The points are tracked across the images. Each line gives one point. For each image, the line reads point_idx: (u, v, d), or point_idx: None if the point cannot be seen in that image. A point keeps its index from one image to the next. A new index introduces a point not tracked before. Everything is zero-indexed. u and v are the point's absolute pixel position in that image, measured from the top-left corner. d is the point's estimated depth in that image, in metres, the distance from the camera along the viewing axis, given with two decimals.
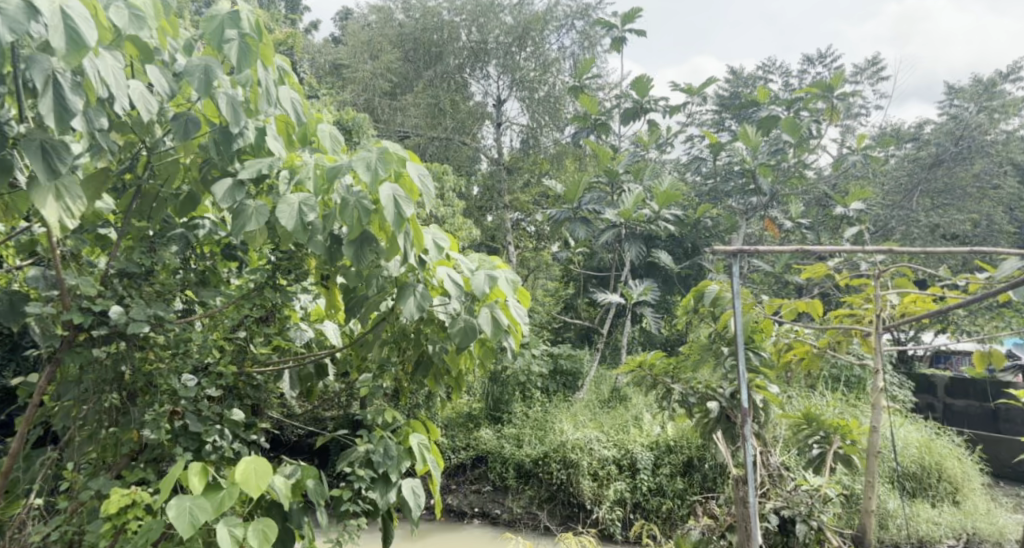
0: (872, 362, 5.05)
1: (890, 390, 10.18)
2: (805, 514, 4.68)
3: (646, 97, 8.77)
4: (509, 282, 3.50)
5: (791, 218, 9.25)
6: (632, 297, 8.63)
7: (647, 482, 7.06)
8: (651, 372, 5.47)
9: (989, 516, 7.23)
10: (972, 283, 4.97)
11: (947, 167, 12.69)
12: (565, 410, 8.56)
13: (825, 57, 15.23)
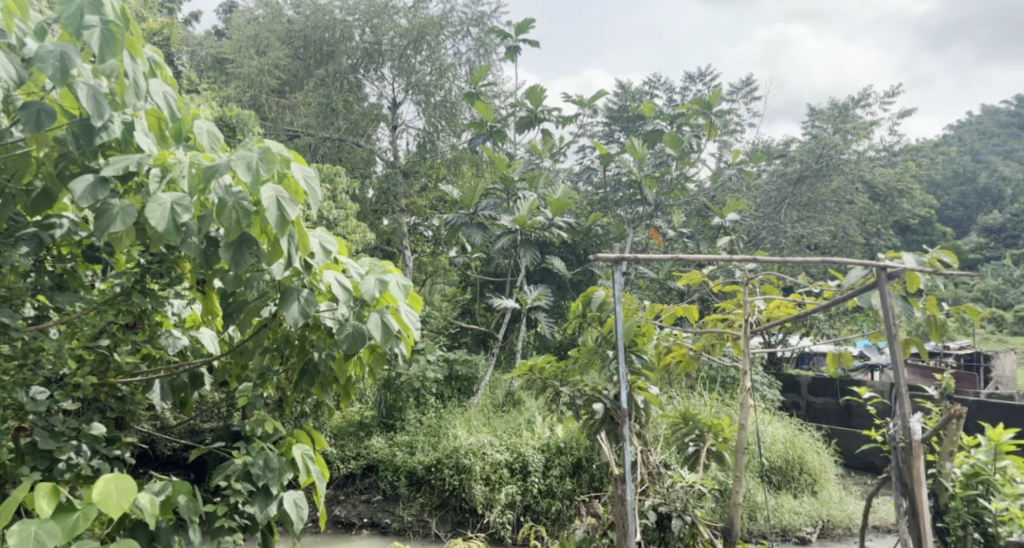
0: (741, 363, 5.58)
1: (759, 390, 10.93)
2: (680, 509, 5.15)
3: (540, 107, 9.01)
4: (400, 287, 3.66)
5: (674, 228, 9.73)
6: (527, 302, 8.59)
7: (537, 485, 7.36)
8: (540, 376, 5.76)
9: (840, 504, 8.09)
10: (827, 290, 5.48)
11: (810, 182, 13.71)
12: (458, 414, 8.77)
13: (704, 76, 16.22)
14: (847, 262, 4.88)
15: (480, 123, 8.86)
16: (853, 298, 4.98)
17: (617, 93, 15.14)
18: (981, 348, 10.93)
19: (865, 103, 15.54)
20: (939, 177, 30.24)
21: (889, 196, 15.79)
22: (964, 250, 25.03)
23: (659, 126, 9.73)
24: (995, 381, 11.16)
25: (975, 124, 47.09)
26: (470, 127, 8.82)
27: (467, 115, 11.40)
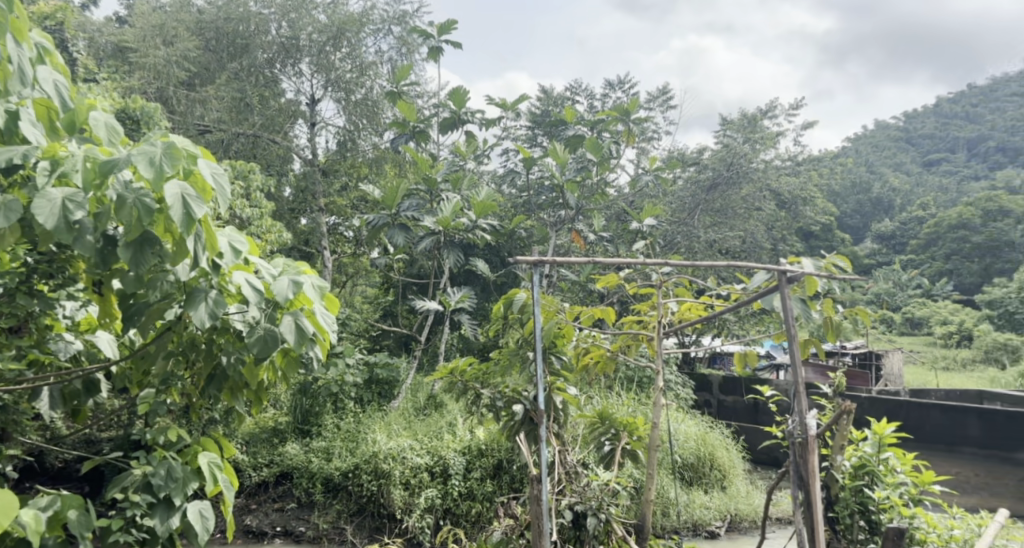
0: (654, 364, 5.81)
1: (672, 389, 11.20)
2: (596, 508, 5.34)
3: (463, 108, 8.93)
4: (315, 289, 3.65)
5: (595, 231, 9.85)
6: (449, 306, 8.11)
7: (457, 488, 7.25)
8: (462, 378, 5.69)
9: (747, 498, 8.46)
10: (733, 292, 5.77)
11: (721, 190, 14.31)
12: (378, 419, 8.48)
13: (624, 84, 16.65)
14: (751, 267, 5.18)
15: (402, 123, 8.81)
16: (757, 301, 5.26)
17: (538, 97, 15.33)
18: (871, 347, 11.69)
19: (772, 114, 16.26)
20: (842, 186, 31.80)
21: (793, 204, 16.87)
22: (863, 256, 26.43)
23: (579, 132, 9.67)
24: (889, 378, 11.86)
25: (875, 137, 49.74)
26: (392, 126, 8.76)
27: (389, 114, 11.19)
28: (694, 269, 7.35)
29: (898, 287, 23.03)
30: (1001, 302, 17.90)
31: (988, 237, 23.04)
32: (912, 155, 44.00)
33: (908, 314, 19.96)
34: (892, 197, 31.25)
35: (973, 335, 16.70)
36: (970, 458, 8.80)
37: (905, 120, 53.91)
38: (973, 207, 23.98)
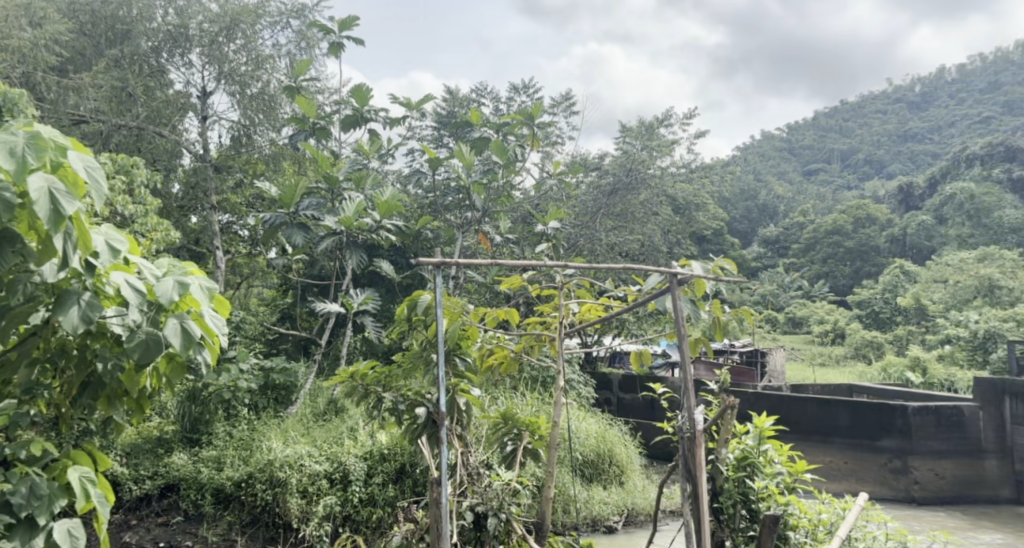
0: (555, 364, 5.90)
1: (573, 388, 11.31)
2: (496, 508, 5.44)
3: (366, 106, 8.68)
4: (203, 291, 3.57)
5: (502, 233, 9.83)
6: (352, 307, 7.66)
7: (358, 493, 6.66)
8: (363, 381, 5.50)
9: (644, 491, 8.73)
10: (630, 294, 5.94)
11: (621, 195, 14.73)
12: (274, 427, 7.56)
13: (528, 89, 16.90)
14: (648, 269, 5.33)
15: (301, 119, 8.58)
16: (650, 302, 5.46)
17: (444, 98, 15.33)
18: (758, 346, 12.30)
19: (667, 123, 17.03)
20: (732, 194, 33.31)
21: (687, 208, 18.04)
22: (750, 259, 27.72)
23: (485, 134, 9.80)
24: (772, 375, 12.51)
25: (761, 147, 52.40)
26: (289, 122, 8.51)
27: (288, 108, 10.20)
28: (594, 270, 7.53)
29: (781, 288, 24.36)
30: (868, 302, 19.38)
31: (859, 242, 24.82)
32: (792, 165, 46.66)
33: (790, 313, 21.17)
34: (776, 204, 33.08)
35: (846, 333, 17.93)
36: (839, 447, 9.52)
37: (788, 132, 56.96)
38: (848, 214, 25.68)
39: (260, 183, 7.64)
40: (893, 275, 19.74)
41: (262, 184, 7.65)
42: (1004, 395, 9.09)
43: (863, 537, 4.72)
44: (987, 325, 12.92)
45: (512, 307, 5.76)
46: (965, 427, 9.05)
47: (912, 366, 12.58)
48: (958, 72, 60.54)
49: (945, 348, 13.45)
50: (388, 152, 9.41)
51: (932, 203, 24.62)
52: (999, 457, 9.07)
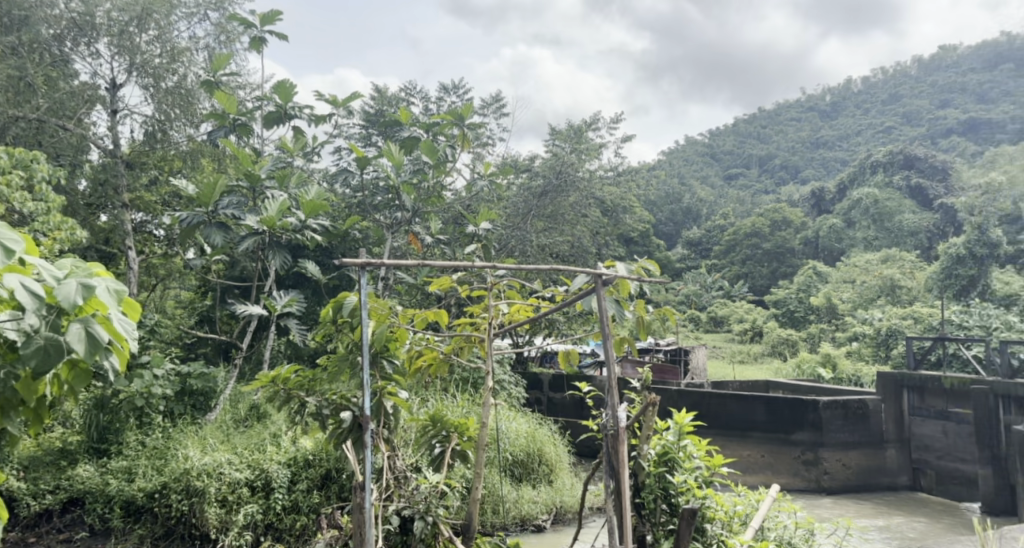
0: (485, 365, 5.88)
1: (505, 389, 11.29)
2: (423, 511, 5.50)
3: (290, 103, 8.55)
4: (110, 293, 3.42)
5: (432, 235, 9.70)
6: (275, 309, 7.46)
7: (281, 501, 6.26)
8: (285, 386, 5.43)
9: (572, 490, 8.85)
10: (558, 294, 5.99)
11: (551, 197, 14.82)
12: (191, 434, 7.05)
13: (458, 89, 16.93)
14: (574, 269, 5.39)
15: (220, 114, 8.30)
16: (577, 302, 5.56)
17: (372, 97, 15.15)
18: (682, 344, 12.59)
19: (595, 127, 17.34)
20: (658, 197, 34.01)
21: (616, 210, 18.48)
22: (674, 261, 28.34)
23: (415, 134, 9.76)
24: (694, 371, 12.91)
25: (684, 151, 53.61)
26: (208, 117, 8.22)
27: (207, 104, 9.62)
28: (523, 271, 7.59)
29: (703, 288, 25.00)
30: (784, 301, 20.11)
31: (775, 244, 25.79)
32: (714, 169, 47.90)
33: (712, 313, 21.75)
34: (699, 207, 34.01)
35: (763, 332, 18.61)
36: (757, 441, 9.88)
37: (710, 137, 58.52)
38: (766, 217, 26.69)
39: (177, 181, 7.38)
40: (807, 275, 20.61)
41: (179, 182, 7.39)
42: (903, 388, 9.70)
43: (774, 526, 4.95)
44: (889, 323, 13.65)
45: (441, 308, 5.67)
46: (868, 419, 9.60)
47: (823, 362, 13.19)
48: (866, 83, 63.62)
49: (852, 345, 14.13)
50: (314, 150, 9.23)
51: (842, 207, 25.83)
52: (898, 447, 9.69)
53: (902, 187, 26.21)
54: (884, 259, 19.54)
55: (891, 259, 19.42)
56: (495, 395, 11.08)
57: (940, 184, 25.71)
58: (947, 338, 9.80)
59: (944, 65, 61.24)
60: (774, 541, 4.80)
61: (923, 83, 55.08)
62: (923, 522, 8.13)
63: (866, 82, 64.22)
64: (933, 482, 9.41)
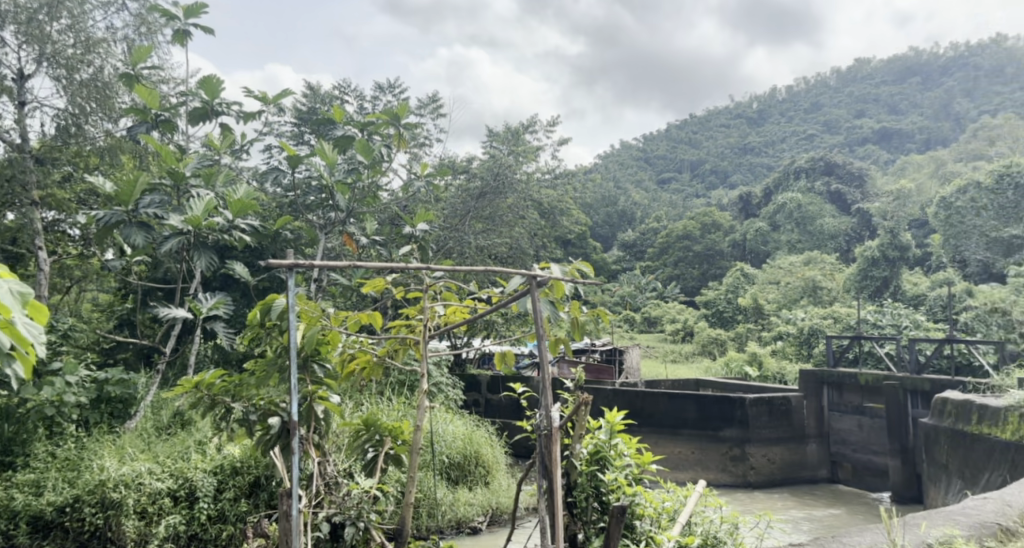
0: (420, 368, 5.73)
1: (441, 391, 11.16)
2: (354, 517, 5.46)
3: (216, 99, 8.33)
4: (13, 295, 3.26)
5: (367, 236, 9.50)
6: (201, 312, 7.23)
7: (206, 510, 6.12)
8: (209, 392, 5.26)
9: (509, 491, 8.87)
10: (493, 295, 5.96)
11: (490, 199, 14.75)
12: (108, 444, 6.74)
13: (394, 89, 16.76)
14: (509, 271, 5.39)
15: (141, 110, 8.01)
16: (512, 304, 5.55)
17: (305, 94, 14.85)
18: (616, 345, 12.74)
19: (532, 129, 17.46)
20: (594, 199, 34.36)
21: (553, 212, 18.61)
22: (609, 263, 28.63)
23: (349, 132, 9.67)
24: (629, 369, 13.20)
25: (620, 155, 54.31)
26: (128, 112, 7.92)
27: (124, 98, 9.24)
28: (460, 272, 7.57)
29: (638, 289, 25.34)
30: (713, 302, 20.59)
31: (706, 246, 26.37)
32: (649, 172, 48.64)
33: (646, 313, 22.09)
34: (634, 210, 34.53)
35: (694, 332, 19.00)
36: (687, 438, 10.07)
37: (644, 141, 59.48)
38: (696, 221, 27.29)
39: (94, 178, 7.11)
40: (735, 277, 21.13)
41: (96, 180, 7.12)
42: (823, 385, 10.15)
43: (700, 521, 5.05)
44: (810, 322, 14.17)
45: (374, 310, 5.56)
46: (791, 416, 9.97)
47: (749, 360, 13.55)
48: (789, 93, 65.87)
49: (776, 344, 14.56)
50: (242, 148, 9.01)
51: (767, 211, 26.67)
52: (819, 442, 10.08)
53: (822, 193, 27.30)
54: (805, 261, 20.24)
55: (813, 261, 20.14)
56: (431, 396, 10.98)
57: (857, 190, 26.93)
58: (863, 336, 10.14)
59: (860, 77, 64.03)
60: (700, 537, 4.89)
61: (843, 94, 57.44)
62: (843, 512, 8.46)
63: (790, 91, 66.49)
64: (849, 474, 9.84)
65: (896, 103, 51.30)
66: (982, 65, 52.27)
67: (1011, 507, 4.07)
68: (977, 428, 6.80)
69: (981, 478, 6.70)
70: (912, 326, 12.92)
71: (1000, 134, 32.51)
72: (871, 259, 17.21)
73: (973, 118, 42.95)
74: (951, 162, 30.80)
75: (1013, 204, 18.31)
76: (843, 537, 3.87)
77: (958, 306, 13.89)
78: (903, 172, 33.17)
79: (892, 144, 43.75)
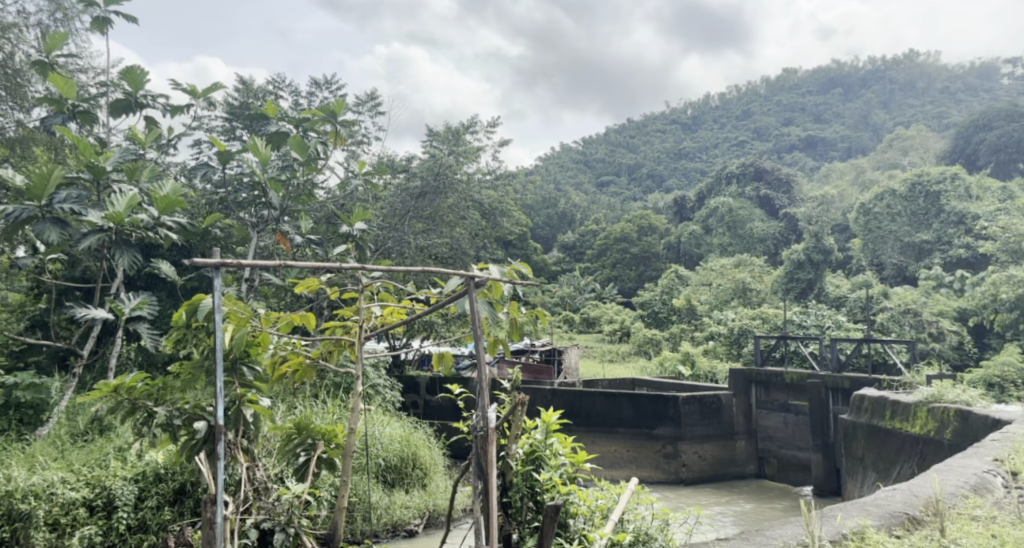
0: (355, 370, 5.61)
1: (378, 393, 10.98)
2: (284, 523, 5.34)
3: (141, 92, 8.02)
4: None
5: (303, 235, 9.11)
6: (123, 314, 6.96)
7: (126, 520, 5.90)
8: (129, 396, 5.06)
9: (446, 493, 8.80)
10: (431, 296, 5.85)
11: (430, 199, 14.61)
12: (16, 452, 6.39)
13: (331, 85, 16.44)
14: (447, 271, 5.30)
15: (57, 100, 7.66)
16: (450, 305, 5.48)
17: (236, 88, 14.40)
18: (555, 345, 12.77)
19: (472, 130, 17.44)
20: (534, 200, 34.45)
21: (493, 213, 18.58)
22: (549, 263, 28.73)
23: (283, 128, 9.39)
24: (567, 370, 13.25)
25: (559, 158, 54.54)
26: (42, 102, 7.56)
27: (37, 87, 8.97)
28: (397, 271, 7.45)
29: (576, 290, 25.52)
30: (649, 303, 20.89)
31: (642, 248, 26.72)
32: (589, 175, 49.00)
33: (584, 314, 22.29)
34: (574, 212, 34.79)
35: (630, 332, 19.25)
36: (623, 437, 10.17)
37: (584, 144, 60.01)
38: (633, 223, 27.64)
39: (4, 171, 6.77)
40: (669, 279, 21.47)
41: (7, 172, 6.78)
42: (752, 383, 10.39)
43: (633, 518, 5.09)
44: (740, 322, 14.49)
45: (306, 310, 5.41)
46: (722, 413, 10.19)
47: (682, 359, 13.77)
48: (722, 99, 67.52)
49: (709, 343, 14.84)
50: (169, 142, 8.72)
51: (700, 215, 27.24)
52: (747, 438, 10.34)
53: (752, 198, 28.03)
54: (736, 263, 20.65)
55: (744, 263, 20.62)
56: (368, 398, 10.81)
57: (784, 195, 27.80)
58: (789, 336, 10.38)
59: (790, 86, 66.11)
60: (632, 534, 4.94)
61: (773, 102, 59.21)
62: (771, 507, 8.63)
63: (723, 98, 68.11)
64: (775, 469, 10.13)
65: (821, 112, 53.14)
66: (898, 78, 54.71)
67: (919, 497, 4.21)
68: (889, 423, 7.05)
69: (893, 470, 6.88)
70: (834, 326, 13.34)
71: (914, 144, 34.06)
72: (797, 263, 17.92)
73: (889, 129, 44.93)
74: (870, 170, 32.12)
75: (923, 211, 19.37)
76: (766, 531, 3.95)
77: (875, 307, 14.40)
78: (826, 179, 34.43)
79: (817, 151, 45.31)
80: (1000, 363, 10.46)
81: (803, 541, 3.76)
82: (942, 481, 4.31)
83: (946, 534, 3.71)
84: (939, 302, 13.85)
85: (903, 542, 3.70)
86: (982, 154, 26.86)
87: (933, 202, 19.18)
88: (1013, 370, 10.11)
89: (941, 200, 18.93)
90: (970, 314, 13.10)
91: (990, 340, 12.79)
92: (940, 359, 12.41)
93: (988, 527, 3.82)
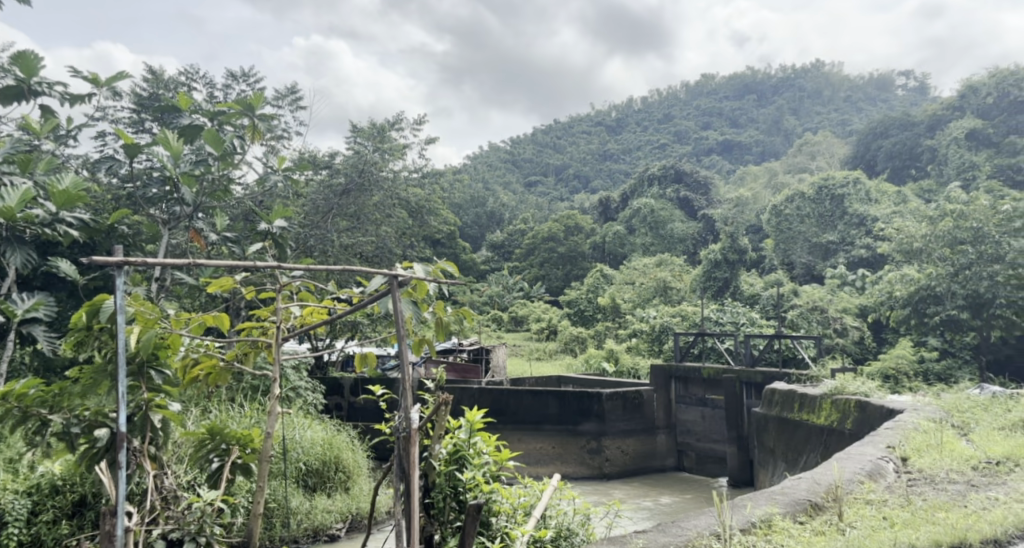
0: (272, 372, 5.40)
1: (299, 396, 10.69)
2: (194, 532, 5.17)
3: (34, 79, 7.57)
4: None
5: (217, 231, 8.77)
6: (14, 314, 6.56)
7: (16, 536, 5.56)
8: (20, 404, 4.75)
9: (369, 496, 8.63)
10: (352, 294, 5.67)
11: (354, 196, 14.30)
12: None
13: (248, 77, 15.95)
14: (370, 270, 5.13)
15: None
16: (372, 304, 5.31)
17: (146, 77, 13.79)
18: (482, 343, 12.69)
19: (397, 127, 17.20)
20: (461, 199, 34.29)
21: (419, 212, 18.39)
22: (478, 262, 28.58)
23: (196, 121, 8.95)
24: (493, 369, 13.17)
25: (487, 158, 54.40)
26: None
27: None
28: (319, 269, 7.21)
29: (504, 289, 25.52)
30: (575, 301, 21.05)
31: (569, 248, 26.87)
32: (517, 175, 49.03)
33: (512, 313, 22.33)
34: (502, 211, 34.81)
35: (556, 330, 19.38)
36: (547, 434, 10.19)
37: (512, 144, 60.10)
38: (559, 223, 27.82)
39: None
40: (595, 278, 21.63)
41: None
42: (671, 379, 10.53)
43: (554, 514, 5.08)
44: (661, 320, 14.73)
45: (218, 312, 5.16)
46: (643, 409, 10.34)
47: (606, 357, 13.93)
48: (644, 102, 68.84)
49: (631, 340, 15.04)
50: (68, 134, 8.26)
51: (623, 215, 27.64)
52: (666, 433, 10.48)
53: (673, 199, 28.59)
54: (657, 262, 21.02)
55: (664, 262, 21.03)
56: (289, 401, 10.53)
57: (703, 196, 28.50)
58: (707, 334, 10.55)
59: (709, 91, 67.87)
60: (553, 530, 4.91)
61: (692, 107, 60.70)
62: (686, 498, 8.83)
63: (644, 100, 69.37)
64: (694, 462, 10.30)
65: (737, 116, 54.79)
66: (807, 86, 56.93)
67: (821, 484, 4.31)
68: (798, 415, 7.25)
69: (802, 460, 7.08)
70: (748, 323, 13.68)
71: (822, 148, 35.41)
72: (714, 262, 18.17)
73: (799, 135, 46.69)
74: (780, 172, 33.32)
75: (830, 213, 20.19)
76: (680, 521, 3.97)
77: (786, 305, 14.82)
78: (741, 181, 35.48)
79: (734, 155, 46.63)
80: (896, 357, 10.91)
81: (716, 531, 3.81)
82: (840, 467, 4.42)
83: (843, 518, 3.84)
84: (844, 299, 14.41)
85: (805, 528, 3.79)
86: (880, 160, 28.23)
87: (837, 204, 20.02)
88: (907, 363, 10.57)
89: (845, 204, 19.77)
90: (870, 310, 13.65)
91: (888, 335, 13.40)
92: (844, 353, 12.91)
93: (880, 510, 3.97)
